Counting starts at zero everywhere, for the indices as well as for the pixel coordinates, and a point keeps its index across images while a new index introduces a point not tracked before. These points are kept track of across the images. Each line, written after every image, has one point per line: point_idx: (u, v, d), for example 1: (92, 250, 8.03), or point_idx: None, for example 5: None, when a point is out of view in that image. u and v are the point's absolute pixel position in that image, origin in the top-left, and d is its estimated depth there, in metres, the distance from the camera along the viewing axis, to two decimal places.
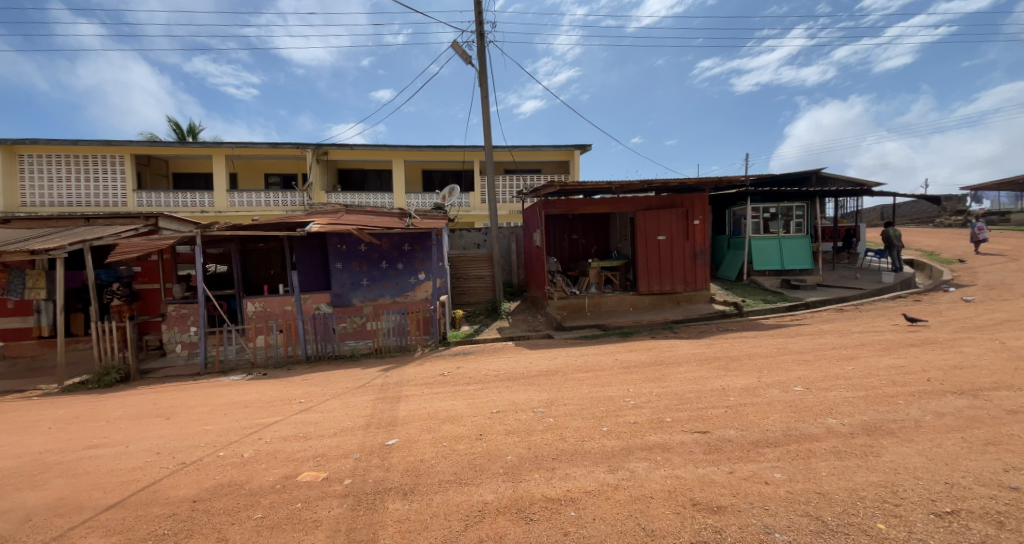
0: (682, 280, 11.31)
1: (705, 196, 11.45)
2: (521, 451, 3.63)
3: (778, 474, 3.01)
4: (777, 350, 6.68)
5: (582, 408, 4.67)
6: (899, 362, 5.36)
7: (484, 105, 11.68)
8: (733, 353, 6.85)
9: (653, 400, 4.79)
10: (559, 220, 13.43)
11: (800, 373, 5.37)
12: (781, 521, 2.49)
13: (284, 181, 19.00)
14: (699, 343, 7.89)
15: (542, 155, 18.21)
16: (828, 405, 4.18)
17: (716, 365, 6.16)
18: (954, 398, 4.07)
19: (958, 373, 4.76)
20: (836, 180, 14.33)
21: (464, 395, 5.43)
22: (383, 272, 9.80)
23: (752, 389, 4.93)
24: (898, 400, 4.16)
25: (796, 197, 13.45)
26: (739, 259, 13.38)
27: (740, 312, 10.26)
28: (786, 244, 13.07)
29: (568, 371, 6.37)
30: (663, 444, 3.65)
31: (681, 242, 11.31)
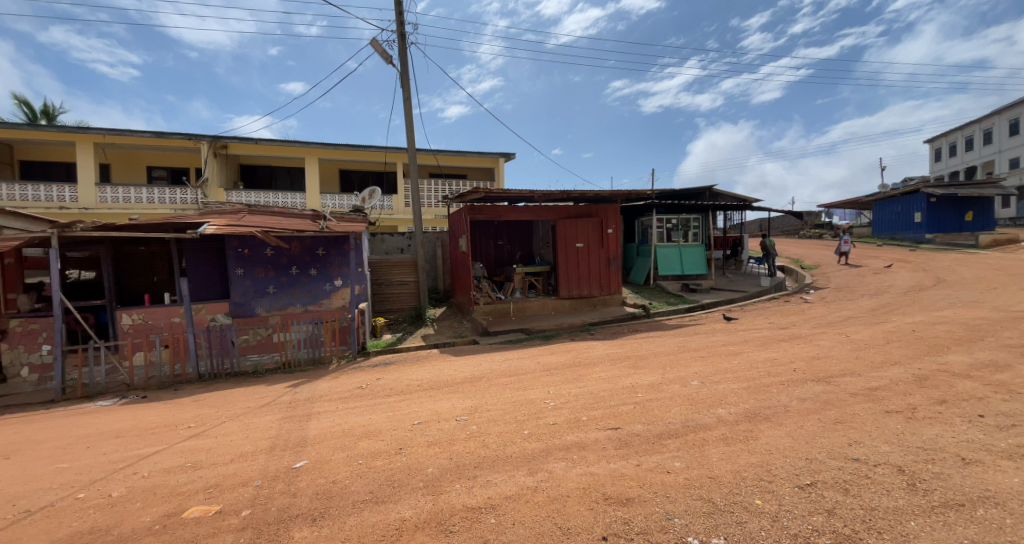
0: (598, 284, 11.98)
1: (617, 206, 12.29)
2: (442, 462, 3.57)
3: (677, 463, 3.31)
4: (679, 348, 7.37)
5: (504, 413, 4.72)
6: (773, 356, 6.21)
7: (406, 105, 11.40)
8: (641, 351, 7.42)
9: (571, 401, 5.01)
10: (483, 225, 13.50)
11: (697, 368, 5.97)
12: (679, 506, 2.74)
13: (173, 176, 16.77)
14: (613, 343, 8.43)
15: (467, 160, 18.23)
16: (719, 397, 4.70)
17: (627, 363, 6.63)
18: (814, 385, 4.81)
19: (816, 363, 5.65)
20: (725, 196, 16.22)
21: (384, 408, 5.21)
22: (293, 279, 9.06)
23: (657, 385, 5.38)
24: (772, 389, 4.81)
25: (693, 210, 15.01)
26: (647, 266, 14.53)
27: (648, 313, 11.15)
28: (685, 252, 14.49)
29: (492, 376, 6.42)
30: (579, 442, 3.82)
31: (597, 249, 12.00)
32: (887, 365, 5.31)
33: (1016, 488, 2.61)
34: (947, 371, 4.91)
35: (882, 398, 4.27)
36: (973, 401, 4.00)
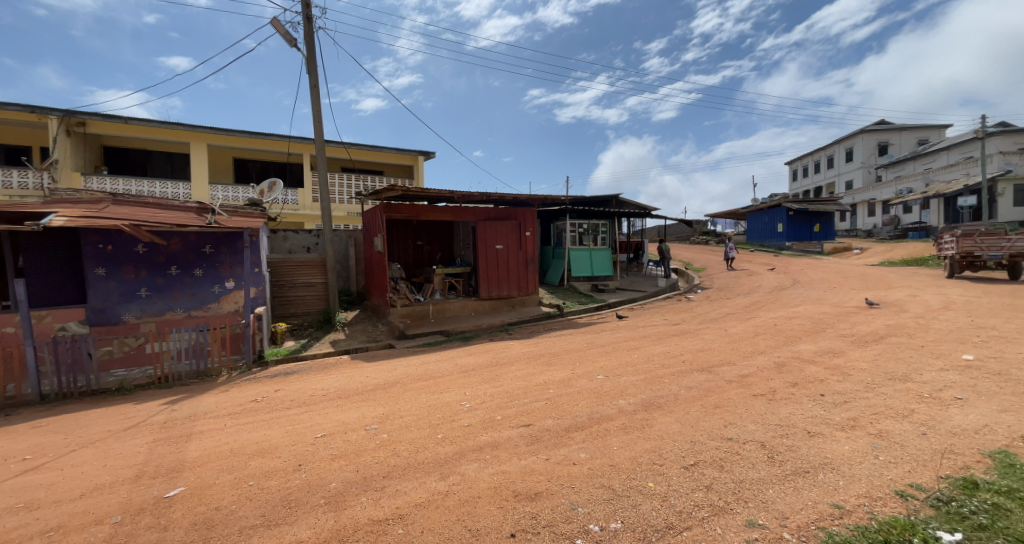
0: (516, 285, 12.23)
1: (535, 210, 12.68)
2: (347, 475, 3.36)
3: (582, 454, 3.50)
4: (588, 345, 7.82)
5: (416, 419, 4.59)
6: (667, 349, 6.87)
7: (314, 94, 10.61)
8: (554, 349, 7.74)
9: (485, 401, 5.04)
10: (400, 224, 13.04)
11: (603, 363, 6.37)
12: (583, 496, 2.89)
13: (6, 154, 13.71)
14: (528, 342, 8.66)
15: (382, 156, 17.49)
16: (620, 389, 5.07)
17: (540, 361, 6.84)
18: (700, 374, 5.42)
19: (701, 355, 6.36)
20: (630, 204, 17.59)
21: (283, 422, 4.77)
22: (172, 281, 7.92)
23: (567, 380, 5.64)
24: (666, 379, 5.32)
25: (602, 216, 16.05)
26: (561, 267, 15.19)
27: (562, 312, 11.65)
28: (596, 255, 15.42)
29: (406, 381, 6.22)
30: (491, 442, 3.86)
31: (516, 251, 12.24)
32: (755, 354, 6.17)
33: (844, 452, 3.19)
34: (799, 358, 5.84)
35: (751, 383, 4.94)
36: (817, 382, 4.81)
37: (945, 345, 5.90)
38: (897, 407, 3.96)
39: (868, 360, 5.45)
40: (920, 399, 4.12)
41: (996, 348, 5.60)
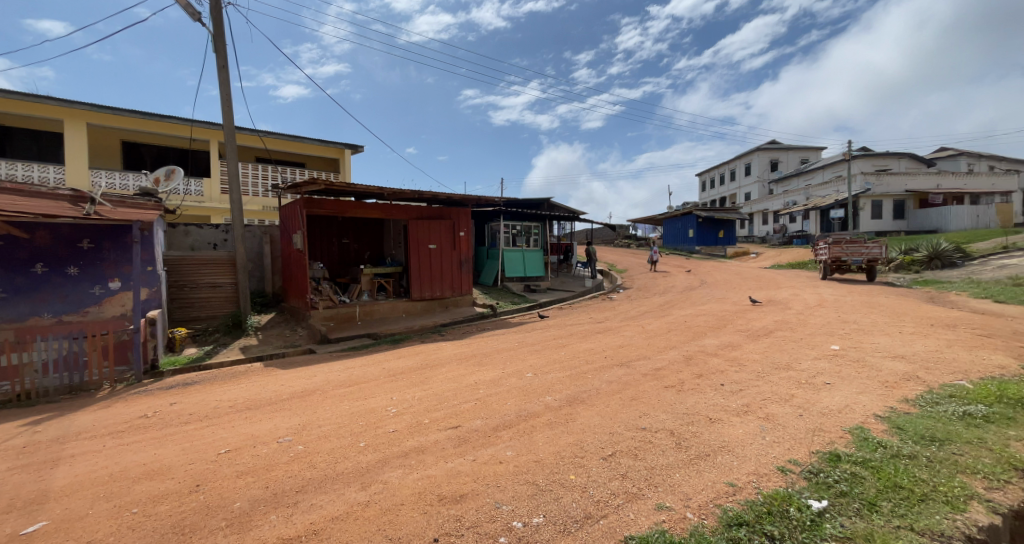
0: (450, 285, 12.06)
1: (468, 210, 12.61)
2: (256, 493, 3.09)
3: (509, 452, 3.55)
4: (518, 344, 7.94)
5: (337, 427, 4.34)
6: (591, 346, 7.20)
7: (222, 75, 9.64)
8: (485, 349, 7.75)
9: (413, 405, 4.90)
10: (324, 221, 12.28)
11: (532, 361, 6.51)
12: (507, 493, 2.92)
13: None
14: (459, 343, 8.59)
15: (304, 148, 16.39)
16: (548, 386, 5.22)
17: (470, 362, 6.83)
18: (620, 369, 5.74)
19: (622, 350, 6.74)
20: (561, 208, 18.20)
21: (181, 439, 4.26)
22: (37, 281, 6.73)
23: (497, 380, 5.68)
24: (589, 375, 5.57)
25: (534, 218, 16.43)
26: (495, 268, 15.26)
27: (495, 312, 11.71)
28: (528, 256, 15.71)
29: (327, 388, 5.87)
30: (418, 446, 3.76)
31: (449, 251, 12.07)
32: (668, 349, 6.69)
33: (738, 435, 3.57)
34: (704, 351, 6.43)
35: (664, 376, 5.34)
36: (719, 373, 5.33)
37: (818, 337, 6.85)
38: (782, 392, 4.51)
39: (759, 352, 6.15)
40: (799, 385, 4.73)
41: (854, 338, 6.63)
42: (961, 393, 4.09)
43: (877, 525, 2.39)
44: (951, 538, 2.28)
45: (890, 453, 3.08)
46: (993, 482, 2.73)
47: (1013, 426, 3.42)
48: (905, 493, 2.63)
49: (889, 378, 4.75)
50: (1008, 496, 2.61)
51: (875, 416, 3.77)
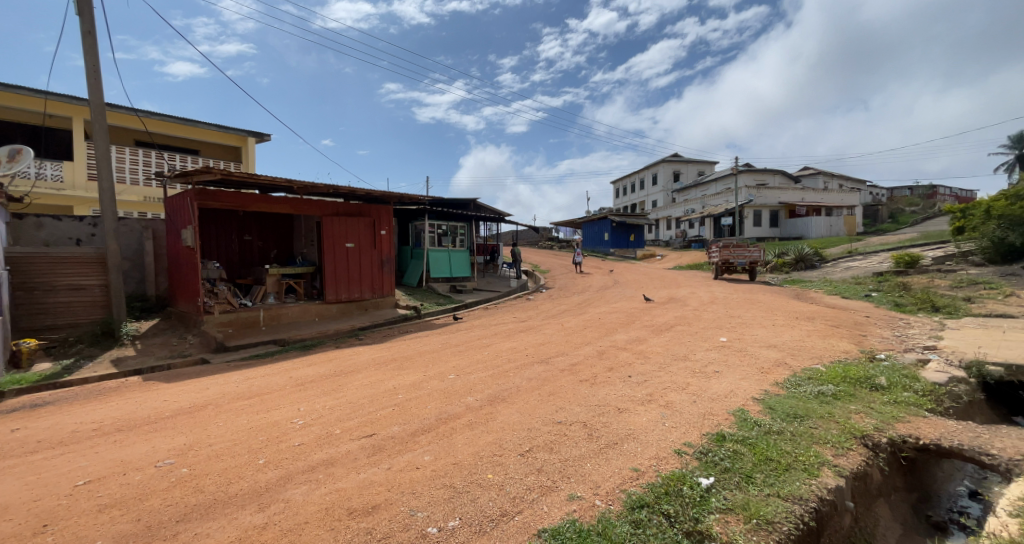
0: (370, 287, 11.49)
1: (390, 208, 12.14)
2: (125, 528, 2.67)
3: (426, 457, 3.46)
4: (440, 345, 7.81)
5: (233, 444, 3.91)
6: (514, 345, 7.32)
7: (88, 41, 8.22)
8: (406, 352, 7.51)
9: (323, 415, 4.58)
10: (222, 216, 11.04)
11: (454, 362, 6.44)
12: (423, 499, 2.85)
13: None
14: (378, 347, 8.23)
15: (198, 133, 14.61)
16: (469, 386, 5.20)
17: (390, 366, 6.57)
18: (541, 366, 5.92)
19: (543, 348, 6.95)
20: (487, 209, 18.31)
21: (25, 472, 3.54)
22: None
23: (417, 383, 5.53)
24: (510, 373, 5.66)
25: (459, 218, 16.32)
26: (419, 268, 14.85)
27: (418, 314, 11.39)
28: (453, 256, 15.54)
29: (224, 401, 5.27)
30: (327, 459, 3.52)
31: (368, 250, 11.50)
32: (584, 345, 7.04)
33: (643, 423, 3.86)
34: (616, 346, 6.87)
35: (580, 371, 5.60)
36: (628, 366, 5.72)
37: (711, 330, 7.67)
38: (681, 381, 4.96)
39: (662, 345, 6.72)
40: (695, 374, 5.25)
41: (738, 331, 7.54)
42: (818, 375, 4.82)
43: (752, 494, 2.73)
44: (807, 500, 2.70)
45: (763, 430, 3.53)
46: (839, 450, 3.26)
47: (853, 401, 4.11)
48: (775, 464, 3.04)
49: (764, 364, 5.47)
50: (848, 461, 3.13)
51: (754, 399, 4.30)
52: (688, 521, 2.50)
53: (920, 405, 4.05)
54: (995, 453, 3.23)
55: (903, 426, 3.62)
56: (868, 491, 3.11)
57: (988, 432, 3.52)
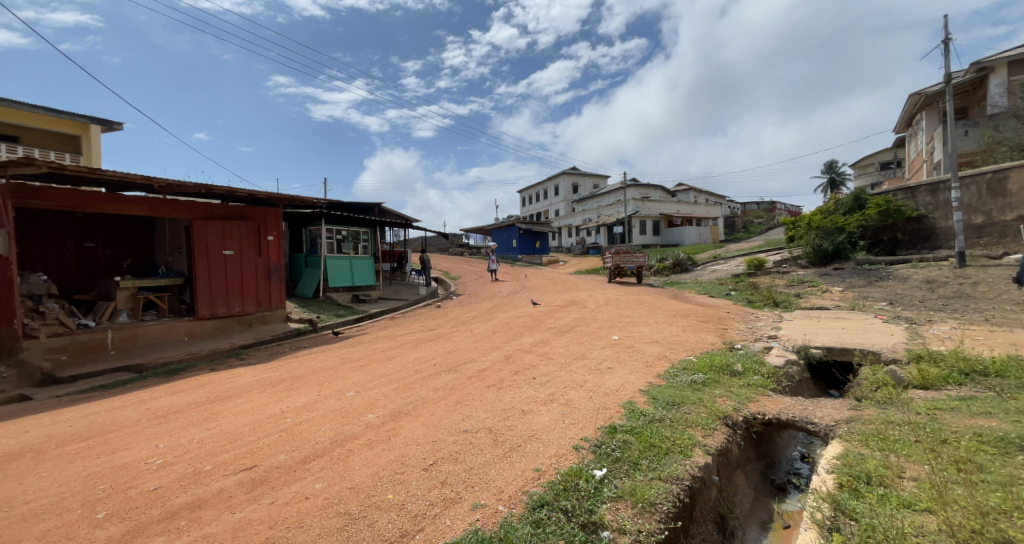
0: (254, 299, 10.28)
1: (278, 211, 11.04)
2: None
3: (318, 484, 3.17)
4: (339, 361, 7.27)
5: (63, 498, 3.18)
6: (420, 355, 7.10)
7: None
8: (299, 371, 6.83)
9: (192, 450, 3.96)
10: (53, 217, 9.03)
11: (354, 378, 6.03)
12: (313, 532, 2.60)
13: None
14: (265, 366, 7.37)
15: (22, 116, 11.86)
16: (370, 403, 4.90)
17: (278, 387, 5.92)
18: (447, 375, 5.82)
19: (450, 356, 6.85)
20: (392, 214, 17.65)
21: None
22: None
23: (310, 404, 5.06)
24: (415, 385, 5.47)
25: (361, 224, 15.46)
26: (315, 277, 13.67)
27: (314, 328, 10.47)
28: (355, 263, 14.64)
29: (52, 447, 4.26)
30: (194, 501, 3.04)
31: (252, 258, 10.30)
32: (492, 350, 7.10)
33: (545, 423, 4.00)
34: (521, 349, 7.04)
35: (486, 377, 5.63)
36: (532, 368, 5.90)
37: (605, 330, 8.28)
38: (579, 379, 5.25)
39: (564, 346, 7.07)
40: (591, 371, 5.60)
41: (628, 329, 8.27)
42: (691, 365, 5.48)
43: (638, 480, 2.99)
44: (682, 479, 3.03)
45: (648, 418, 3.90)
46: (707, 430, 3.73)
47: (717, 387, 4.75)
48: (657, 449, 3.38)
49: (649, 358, 6.06)
50: (714, 439, 3.60)
51: (640, 391, 4.72)
52: (584, 513, 2.64)
53: (765, 385, 4.83)
54: (817, 421, 3.94)
55: (753, 405, 4.27)
56: (729, 464, 3.59)
57: (811, 404, 4.31)
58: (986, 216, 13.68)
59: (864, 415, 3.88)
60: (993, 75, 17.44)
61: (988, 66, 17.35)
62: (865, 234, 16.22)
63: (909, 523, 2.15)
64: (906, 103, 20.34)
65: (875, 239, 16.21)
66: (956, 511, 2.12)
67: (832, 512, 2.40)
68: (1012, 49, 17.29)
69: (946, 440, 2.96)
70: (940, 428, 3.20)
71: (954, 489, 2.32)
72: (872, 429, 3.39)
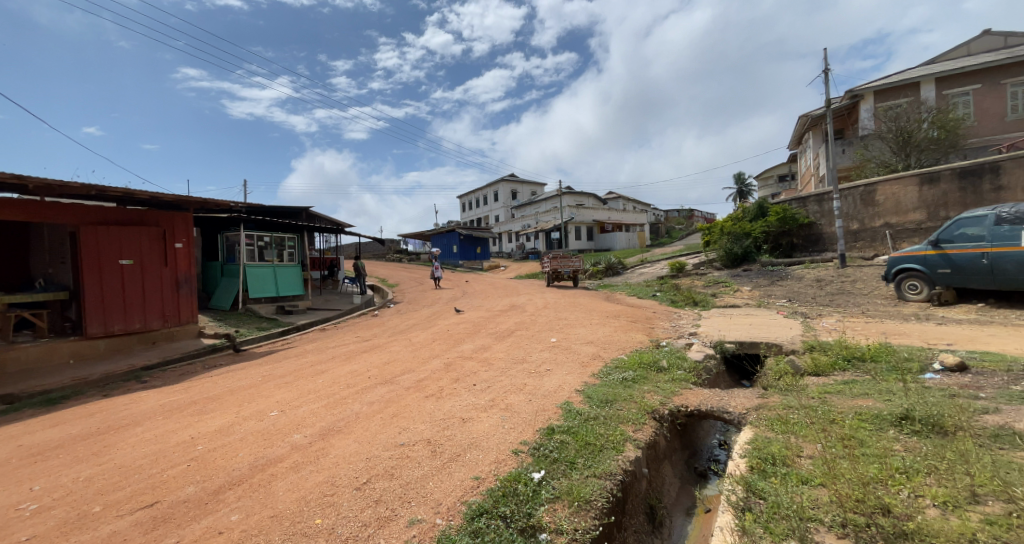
0: (160, 314, 9.18)
1: (189, 216, 9.99)
2: None
3: (235, 515, 2.89)
4: (263, 378, 6.70)
5: None
6: (353, 368, 6.75)
7: None
8: (214, 391, 6.19)
9: (77, 490, 3.42)
10: None
11: (279, 397, 5.59)
12: None
13: None
14: (172, 389, 6.59)
15: None
16: (296, 422, 4.56)
17: (188, 411, 5.32)
18: (383, 387, 5.59)
19: (386, 367, 6.60)
20: (322, 219, 16.71)
21: None
22: None
23: (227, 428, 4.60)
24: (348, 400, 5.18)
25: (287, 230, 14.46)
26: (233, 287, 12.51)
27: (233, 344, 9.52)
28: (280, 272, 13.63)
29: None
30: None
31: (156, 268, 9.21)
32: (431, 359, 6.94)
33: (484, 430, 3.98)
34: (461, 356, 6.96)
35: (425, 386, 5.49)
36: (473, 375, 5.85)
37: (544, 333, 8.46)
38: (518, 383, 5.29)
39: (504, 351, 7.10)
40: (530, 374, 5.68)
41: (565, 331, 8.51)
42: (623, 364, 5.76)
43: (574, 479, 3.07)
44: (615, 474, 3.16)
45: (583, 418, 4.02)
46: (637, 425, 3.93)
47: (645, 383, 5.03)
48: (591, 447, 3.50)
49: (584, 359, 6.28)
50: (643, 434, 3.81)
51: (577, 391, 4.87)
52: (523, 518, 2.65)
53: (688, 379, 5.20)
54: (731, 410, 4.30)
55: (677, 399, 4.59)
56: (657, 457, 3.80)
57: (726, 395, 4.71)
58: (861, 223, 15.89)
59: (770, 402, 4.30)
60: (863, 102, 20.48)
61: (859, 94, 20.36)
62: (767, 239, 18.08)
63: (807, 498, 2.42)
64: (797, 124, 23.24)
65: (775, 243, 17.98)
66: (843, 483, 2.41)
67: (744, 492, 2.62)
68: (877, 81, 20.44)
69: (834, 420, 3.38)
70: (829, 409, 3.64)
71: (841, 463, 2.65)
72: (776, 414, 3.77)
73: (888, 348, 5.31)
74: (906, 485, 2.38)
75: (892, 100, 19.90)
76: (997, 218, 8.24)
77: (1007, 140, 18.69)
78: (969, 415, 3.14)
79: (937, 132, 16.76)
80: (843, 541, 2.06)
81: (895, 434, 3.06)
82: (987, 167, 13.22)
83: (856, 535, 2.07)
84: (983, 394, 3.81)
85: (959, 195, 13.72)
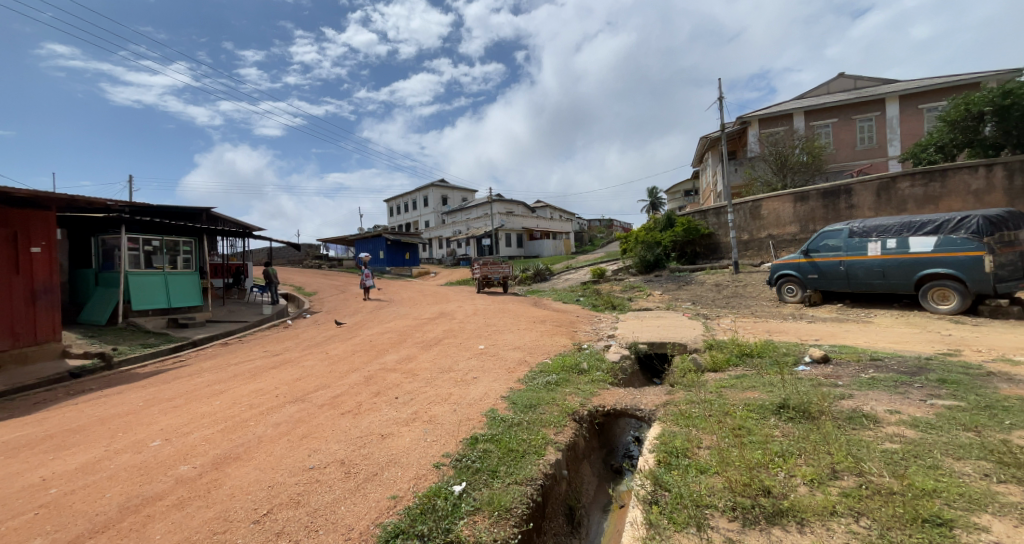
0: (7, 332, 7.59)
1: (50, 215, 8.44)
2: None
3: None
4: (147, 402, 5.82)
5: None
6: (258, 386, 6.10)
7: None
8: (79, 422, 5.23)
9: None
10: None
11: (165, 423, 4.88)
12: None
13: None
14: (20, 422, 5.44)
15: None
16: (184, 452, 4.00)
17: (41, 448, 4.42)
18: (293, 406, 5.12)
19: (298, 384, 6.07)
20: (225, 221, 15.10)
21: None
22: None
23: (93, 464, 3.90)
24: (250, 422, 4.67)
25: (182, 232, 12.82)
26: (110, 298, 10.78)
27: (109, 365, 8.15)
28: (171, 280, 12.03)
29: None
30: None
31: (4, 276, 7.63)
32: (350, 372, 6.53)
33: (403, 445, 3.81)
34: (384, 368, 6.62)
35: (341, 402, 5.13)
36: (395, 388, 5.59)
37: (470, 340, 8.39)
38: (442, 394, 5.16)
39: (429, 360, 6.90)
40: (456, 383, 5.57)
41: (492, 337, 8.52)
42: (547, 368, 5.88)
43: (495, 488, 3.04)
44: (535, 479, 3.19)
45: (507, 424, 4.02)
46: (557, 428, 4.03)
47: (567, 385, 5.18)
48: (514, 454, 3.50)
49: (510, 364, 6.32)
50: (563, 436, 3.91)
51: (502, 397, 4.88)
52: (441, 534, 2.56)
53: (605, 380, 5.46)
54: (643, 407, 4.59)
55: (596, 399, 4.82)
56: (576, 457, 3.91)
57: (638, 393, 5.00)
58: (750, 233, 17.97)
59: (675, 398, 4.66)
60: (751, 128, 23.35)
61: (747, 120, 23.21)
62: (675, 247, 19.66)
63: (704, 486, 2.62)
64: (699, 144, 25.87)
65: (682, 251, 19.65)
66: (734, 469, 2.67)
67: (652, 486, 2.77)
68: (762, 110, 23.45)
69: (728, 412, 3.74)
70: (723, 403, 4.02)
71: (733, 451, 2.93)
72: (680, 410, 4.08)
73: (771, 345, 6.03)
74: (783, 467, 2.69)
75: (774, 127, 22.93)
76: (850, 231, 9.85)
77: (857, 166, 22.37)
78: (829, 401, 3.67)
79: (806, 157, 19.61)
80: (733, 523, 2.27)
81: (775, 421, 3.45)
82: (843, 189, 15.73)
83: (743, 517, 2.28)
84: (841, 382, 4.47)
85: (823, 211, 16.13)
